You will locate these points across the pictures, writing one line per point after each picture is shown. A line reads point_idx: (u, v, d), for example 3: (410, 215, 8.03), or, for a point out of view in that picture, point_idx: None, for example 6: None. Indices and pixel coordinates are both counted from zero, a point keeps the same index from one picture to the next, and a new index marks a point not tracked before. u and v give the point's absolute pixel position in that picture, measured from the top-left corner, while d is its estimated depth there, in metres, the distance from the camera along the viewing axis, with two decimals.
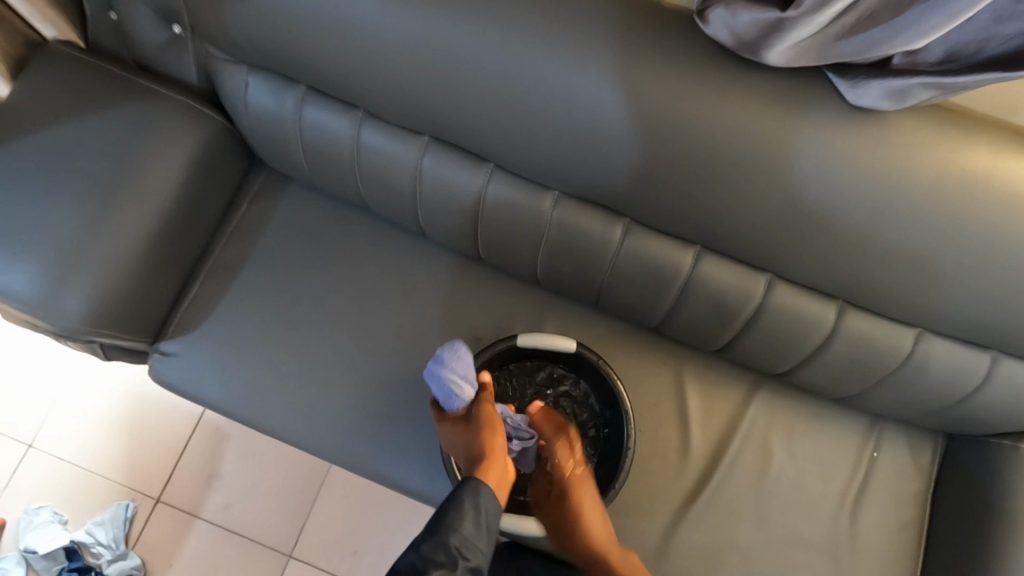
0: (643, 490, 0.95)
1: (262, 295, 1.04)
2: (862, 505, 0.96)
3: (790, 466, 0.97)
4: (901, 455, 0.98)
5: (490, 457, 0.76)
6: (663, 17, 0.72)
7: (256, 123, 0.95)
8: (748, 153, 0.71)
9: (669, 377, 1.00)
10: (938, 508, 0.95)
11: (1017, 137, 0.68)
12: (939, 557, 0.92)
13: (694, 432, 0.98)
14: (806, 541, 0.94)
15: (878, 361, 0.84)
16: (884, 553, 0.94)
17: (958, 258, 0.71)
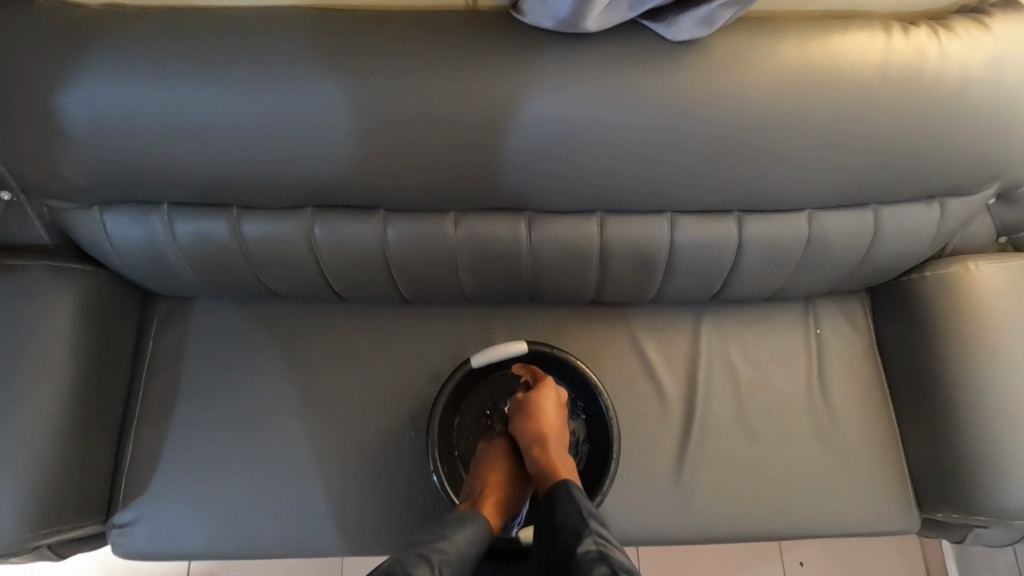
0: (640, 451, 0.98)
1: (204, 425, 0.98)
2: (827, 380, 1.03)
3: (754, 373, 1.03)
4: (840, 323, 1.06)
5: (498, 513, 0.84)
6: (486, 21, 0.76)
7: (130, 256, 0.90)
8: (608, 113, 0.75)
9: (622, 339, 1.04)
10: (887, 356, 1.04)
11: (815, 22, 0.77)
12: (905, 398, 1.00)
13: (662, 379, 1.02)
14: (795, 434, 1.00)
15: (788, 250, 0.91)
16: (861, 415, 1.02)
17: (815, 139, 0.77)
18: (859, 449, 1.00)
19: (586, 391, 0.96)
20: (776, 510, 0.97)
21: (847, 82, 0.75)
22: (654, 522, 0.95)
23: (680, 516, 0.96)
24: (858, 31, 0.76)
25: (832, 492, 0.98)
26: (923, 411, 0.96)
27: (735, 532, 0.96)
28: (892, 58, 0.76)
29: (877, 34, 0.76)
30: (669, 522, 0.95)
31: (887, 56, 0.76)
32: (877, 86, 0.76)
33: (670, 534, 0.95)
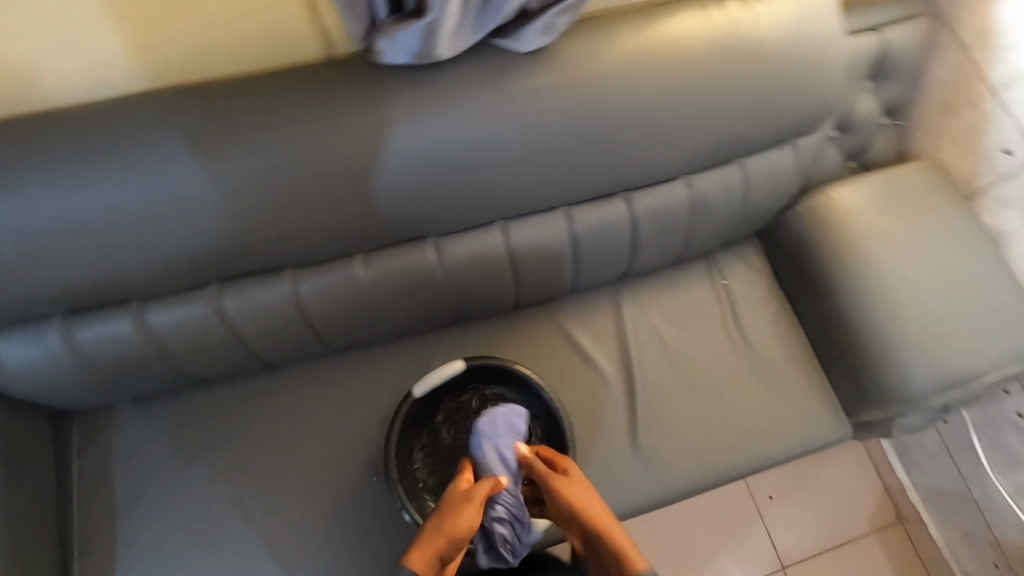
0: (595, 433, 1.03)
1: (156, 533, 0.94)
2: (743, 323, 1.12)
3: (679, 334, 1.10)
4: (740, 269, 1.16)
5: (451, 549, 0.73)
6: (346, 69, 0.79)
7: (31, 380, 0.85)
8: (481, 129, 0.79)
9: (554, 334, 1.08)
10: (787, 288, 1.14)
11: (643, 12, 0.85)
12: (811, 321, 1.10)
13: (600, 362, 1.07)
14: (728, 380, 1.08)
15: (676, 215, 0.99)
16: (779, 344, 1.11)
17: (670, 113, 0.85)
18: (785, 377, 1.09)
19: (530, 389, 0.98)
20: (729, 453, 1.03)
21: (683, 58, 0.84)
22: (625, 495, 0.99)
23: (647, 484, 1.00)
24: (681, 12, 0.85)
25: (772, 422, 1.06)
26: (828, 329, 1.06)
27: (699, 484, 1.01)
28: (714, 30, 0.85)
29: (697, 12, 0.86)
30: (639, 492, 1.00)
31: (710, 29, 0.85)
32: (709, 55, 0.85)
33: (643, 503, 0.99)
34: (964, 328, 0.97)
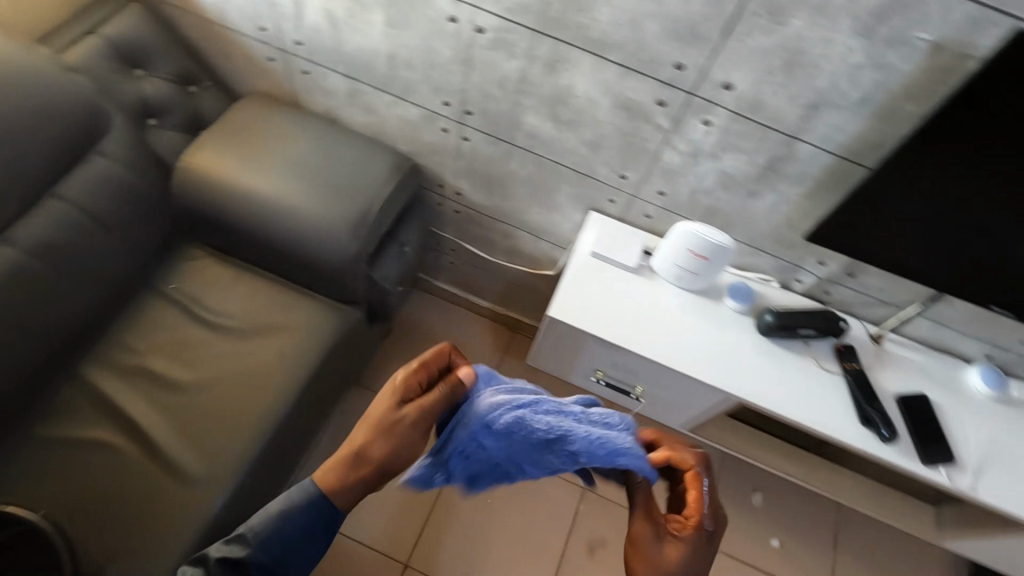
0: (125, 494, 0.96)
1: None
2: (211, 304, 1.16)
3: (159, 356, 1.10)
4: (184, 269, 1.20)
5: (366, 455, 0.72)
6: None
7: None
8: None
9: (26, 453, 0.98)
10: (230, 253, 1.22)
11: None
12: (260, 259, 1.20)
13: (91, 437, 1.00)
14: (226, 354, 1.11)
15: (26, 275, 0.96)
16: (247, 297, 1.18)
17: None
18: (272, 314, 1.17)
19: (0, 518, 0.91)
20: (262, 404, 1.07)
21: None
22: (183, 517, 0.96)
23: (201, 489, 0.98)
24: None
25: (283, 353, 1.13)
26: (267, 259, 1.19)
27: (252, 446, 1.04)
28: None
29: None
30: (198, 503, 0.97)
31: None
32: None
33: (207, 506, 0.97)
34: (341, 185, 1.17)
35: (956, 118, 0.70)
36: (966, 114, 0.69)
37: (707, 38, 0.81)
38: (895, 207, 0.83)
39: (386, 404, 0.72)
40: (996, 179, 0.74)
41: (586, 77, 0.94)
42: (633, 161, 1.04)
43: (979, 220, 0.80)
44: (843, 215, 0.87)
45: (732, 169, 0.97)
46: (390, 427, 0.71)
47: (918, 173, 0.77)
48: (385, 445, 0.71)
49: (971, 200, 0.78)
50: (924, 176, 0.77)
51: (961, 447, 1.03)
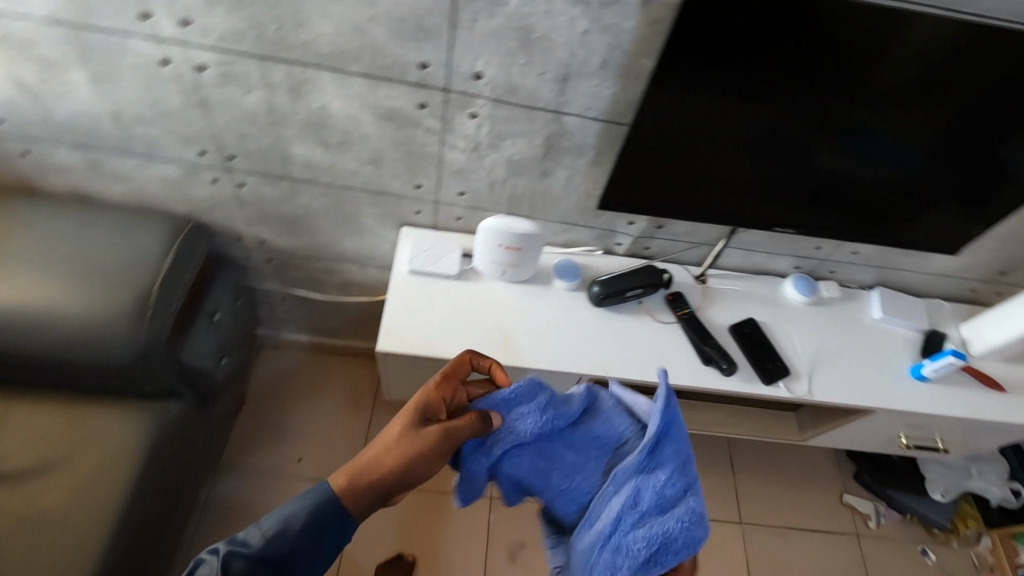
0: None
1: None
2: None
3: None
4: None
5: (384, 464, 0.63)
6: None
7: None
8: None
9: None
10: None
11: None
12: (35, 381, 1.01)
13: None
14: (12, 506, 0.92)
15: None
16: (9, 433, 0.98)
17: None
18: (65, 441, 0.99)
19: None
20: (71, 551, 0.90)
21: None
22: None
23: None
24: None
25: (89, 482, 0.96)
26: (42, 377, 1.00)
27: None
28: None
29: None
30: None
31: None
32: None
33: None
34: (108, 271, 1.00)
35: (671, 56, 0.73)
36: (681, 52, 0.72)
37: (437, 32, 0.77)
38: (658, 151, 0.86)
39: (407, 420, 0.65)
40: (725, 106, 0.79)
41: (335, 95, 0.86)
42: (420, 168, 0.99)
43: (729, 147, 0.86)
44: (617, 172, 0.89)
45: (516, 154, 0.95)
46: (415, 441, 0.64)
47: (661, 113, 0.80)
48: (406, 457, 0.63)
49: (713, 129, 0.83)
50: (671, 115, 0.81)
51: (792, 357, 1.10)
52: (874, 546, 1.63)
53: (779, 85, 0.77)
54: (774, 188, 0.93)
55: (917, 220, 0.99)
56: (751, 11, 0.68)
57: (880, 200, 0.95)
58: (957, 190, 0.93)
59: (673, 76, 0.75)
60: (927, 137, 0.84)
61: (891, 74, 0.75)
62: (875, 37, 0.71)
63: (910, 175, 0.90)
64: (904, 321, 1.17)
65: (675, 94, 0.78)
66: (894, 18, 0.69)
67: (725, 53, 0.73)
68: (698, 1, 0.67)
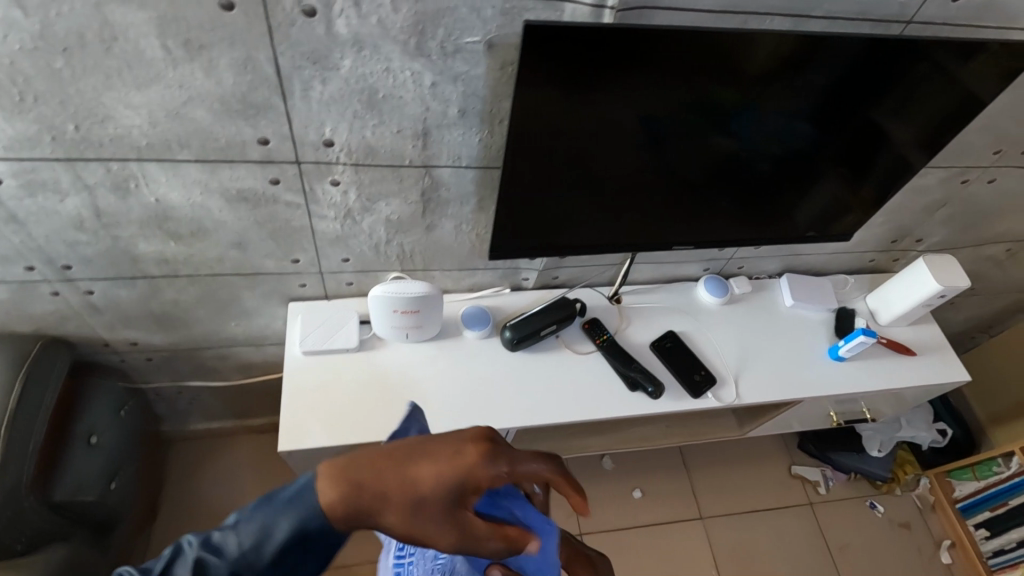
0: None
1: None
2: None
3: None
4: None
5: (395, 502, 0.40)
6: None
7: None
8: None
9: None
10: None
11: None
12: None
13: None
14: None
15: None
16: None
17: None
18: None
19: None
20: None
21: None
22: None
23: None
24: None
25: None
26: None
27: None
28: None
29: None
30: None
31: None
32: None
33: None
34: None
35: (522, 103, 0.68)
36: (535, 98, 0.67)
37: (268, 106, 0.68)
38: (534, 194, 0.81)
39: (461, 480, 0.41)
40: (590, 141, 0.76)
41: (172, 186, 0.76)
42: (293, 243, 0.89)
43: (604, 177, 0.82)
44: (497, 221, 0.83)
45: (394, 213, 0.87)
46: (447, 506, 0.40)
47: (527, 159, 0.75)
48: (424, 517, 0.40)
49: (584, 163, 0.79)
50: (543, 150, 0.75)
51: (716, 363, 1.08)
52: (826, 510, 1.68)
53: (639, 113, 0.74)
54: (667, 201, 0.90)
55: (800, 211, 1.00)
56: (595, 50, 0.64)
57: (762, 199, 0.95)
58: (836, 175, 0.94)
59: (529, 122, 0.70)
60: (792, 135, 0.84)
61: (746, 86, 0.74)
62: (723, 55, 0.69)
63: (783, 172, 0.91)
64: (815, 304, 1.19)
65: (537, 138, 0.73)
66: (738, 36, 0.67)
67: (578, 92, 0.68)
68: (538, 48, 0.62)
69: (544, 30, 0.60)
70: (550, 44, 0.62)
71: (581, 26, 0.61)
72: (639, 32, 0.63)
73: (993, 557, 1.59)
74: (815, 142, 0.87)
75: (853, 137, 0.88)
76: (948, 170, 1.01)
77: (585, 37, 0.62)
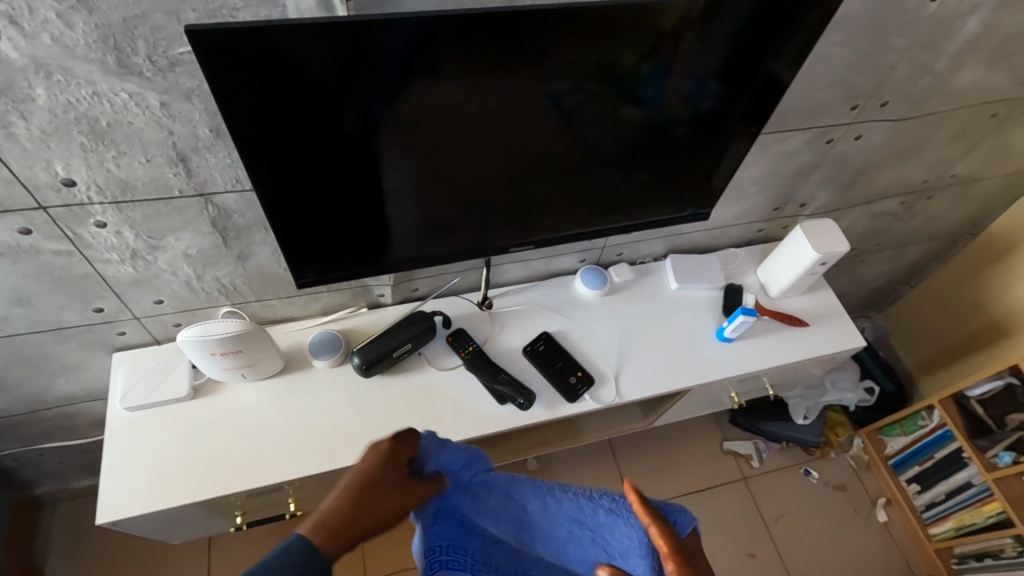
0: None
1: None
2: None
3: None
4: None
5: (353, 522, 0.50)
6: None
7: None
8: None
9: None
10: None
11: None
12: None
13: None
14: None
15: None
16: None
17: None
18: None
19: None
20: None
21: None
22: None
23: None
24: None
25: None
26: None
27: None
28: None
29: None
30: None
31: None
32: None
33: None
34: None
35: (308, 113, 0.59)
36: (344, 99, 0.59)
37: None
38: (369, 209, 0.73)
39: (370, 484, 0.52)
40: (426, 146, 0.68)
41: None
42: (84, 294, 0.79)
43: (460, 182, 0.74)
44: (296, 248, 0.74)
45: (191, 247, 0.77)
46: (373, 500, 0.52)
47: (340, 175, 0.67)
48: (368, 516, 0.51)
49: (425, 170, 0.70)
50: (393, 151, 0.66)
51: (595, 362, 1.02)
52: (761, 484, 1.65)
53: (477, 114, 0.66)
54: (563, 185, 0.82)
55: (693, 193, 0.93)
56: (391, 48, 0.56)
57: (661, 171, 0.86)
58: (750, 132, 0.84)
59: (302, 139, 0.61)
60: (668, 119, 0.77)
61: (595, 72, 0.67)
62: (558, 42, 0.62)
63: (668, 156, 0.84)
64: (701, 284, 1.12)
65: (348, 150, 0.64)
66: (565, 18, 0.60)
67: (383, 97, 0.60)
68: (267, 55, 0.53)
69: (290, 30, 0.52)
70: (330, 46, 0.54)
71: (362, 21, 0.53)
72: (445, 23, 0.56)
73: (926, 511, 1.56)
74: (694, 123, 0.80)
75: (736, 115, 0.81)
76: (809, 131, 0.95)
77: (368, 35, 0.55)
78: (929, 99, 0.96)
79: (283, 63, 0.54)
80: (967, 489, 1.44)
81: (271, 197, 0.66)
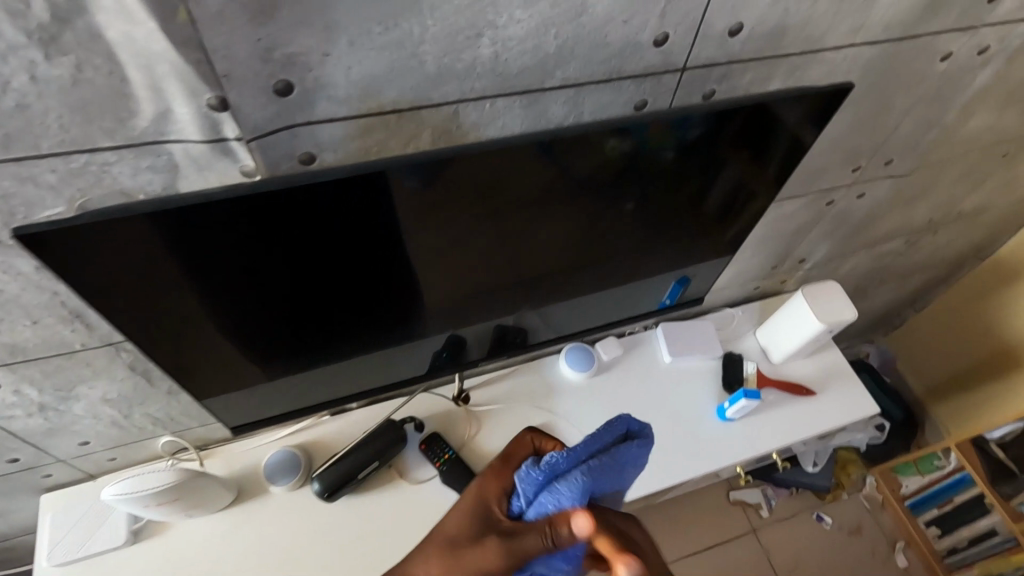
0: None
1: None
2: None
3: None
4: None
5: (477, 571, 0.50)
6: None
7: None
8: None
9: None
10: None
11: None
12: None
13: None
14: None
15: None
16: None
17: None
18: None
19: None
20: None
21: None
22: None
23: None
24: None
25: None
26: None
27: None
28: None
29: None
30: None
31: None
32: None
33: None
34: None
35: (186, 292, 0.51)
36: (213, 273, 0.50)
37: None
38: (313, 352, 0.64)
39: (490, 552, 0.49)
40: (388, 276, 0.59)
41: None
42: None
43: (412, 315, 0.65)
44: (219, 399, 0.65)
45: (110, 391, 0.67)
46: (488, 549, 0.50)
47: (267, 326, 0.58)
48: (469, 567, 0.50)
49: (378, 305, 0.62)
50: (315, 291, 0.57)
51: None
52: (773, 535, 1.55)
53: (419, 255, 0.57)
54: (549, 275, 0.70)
55: (695, 253, 0.80)
56: (299, 207, 0.48)
57: (657, 232, 0.71)
58: (743, 158, 0.64)
59: (221, 298, 0.53)
60: (647, 223, 0.68)
61: (554, 196, 0.58)
62: (502, 176, 0.53)
63: (667, 211, 0.68)
64: (696, 354, 1.02)
65: (255, 310, 0.56)
66: (507, 151, 0.51)
67: (326, 242, 0.52)
68: (145, 235, 0.44)
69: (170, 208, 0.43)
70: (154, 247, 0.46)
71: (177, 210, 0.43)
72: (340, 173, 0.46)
73: (950, 556, 1.48)
74: (688, 216, 0.70)
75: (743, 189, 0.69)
76: (808, 195, 0.85)
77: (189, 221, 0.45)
78: (935, 151, 0.87)
79: (163, 247, 0.46)
80: (993, 536, 1.38)
81: (195, 355, 0.58)
